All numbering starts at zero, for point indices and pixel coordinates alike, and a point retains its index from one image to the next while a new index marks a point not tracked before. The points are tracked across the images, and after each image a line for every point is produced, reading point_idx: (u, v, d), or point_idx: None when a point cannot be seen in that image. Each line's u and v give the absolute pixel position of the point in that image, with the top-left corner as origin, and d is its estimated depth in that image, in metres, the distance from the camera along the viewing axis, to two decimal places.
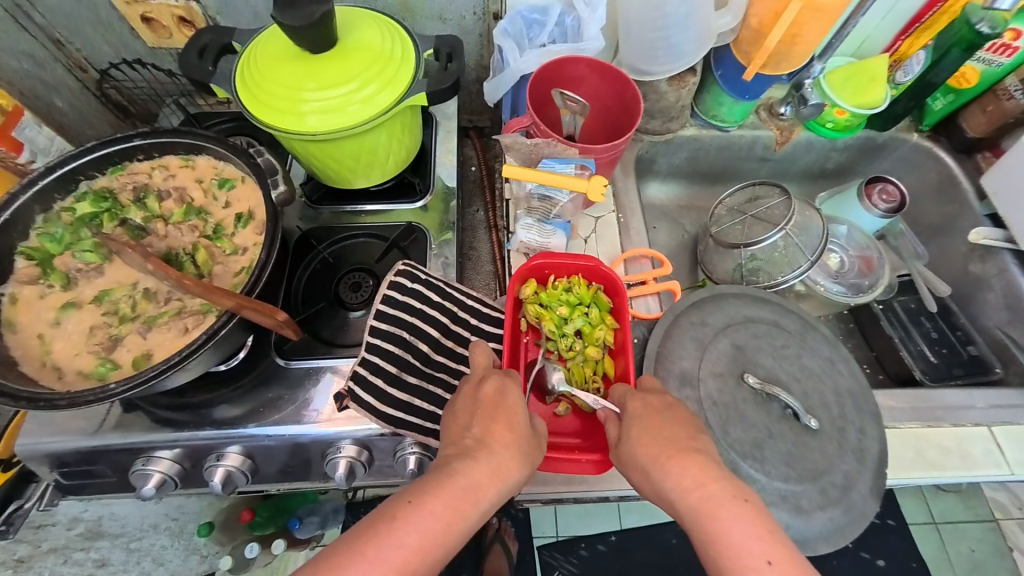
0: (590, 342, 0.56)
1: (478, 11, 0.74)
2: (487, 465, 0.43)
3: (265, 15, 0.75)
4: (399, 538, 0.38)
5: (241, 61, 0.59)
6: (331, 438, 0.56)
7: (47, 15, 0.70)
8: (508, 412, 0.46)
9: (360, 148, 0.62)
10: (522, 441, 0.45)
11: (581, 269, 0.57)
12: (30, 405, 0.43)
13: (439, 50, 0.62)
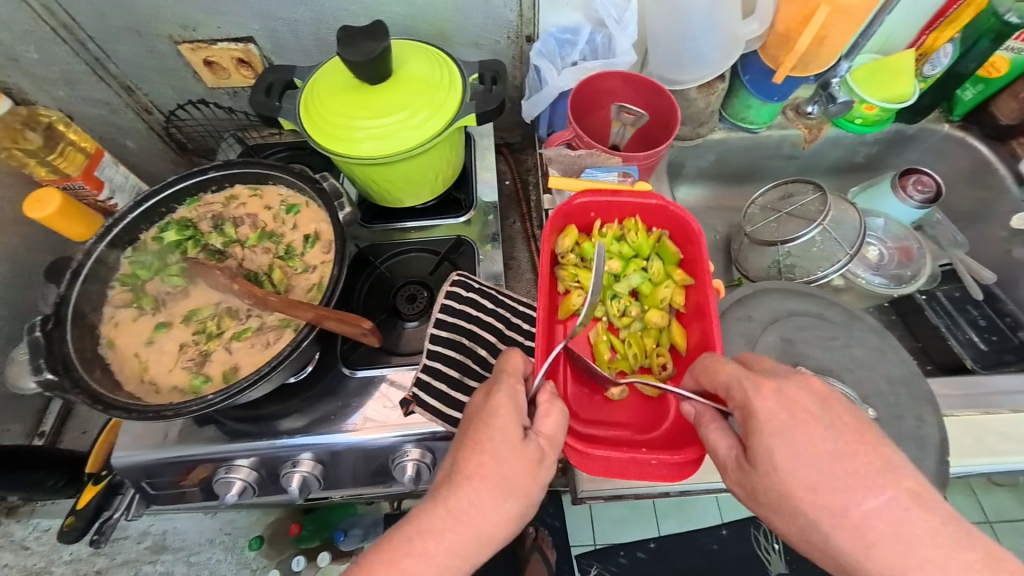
0: (654, 303, 0.59)
1: (511, 35, 0.78)
2: (441, 505, 0.42)
3: (315, 53, 0.80)
4: None
5: (303, 95, 0.64)
6: (398, 442, 0.59)
7: (120, 65, 0.78)
8: (475, 436, 0.45)
9: (408, 169, 0.66)
10: (494, 467, 0.43)
11: (636, 209, 0.60)
12: (139, 417, 0.47)
13: (483, 75, 0.65)
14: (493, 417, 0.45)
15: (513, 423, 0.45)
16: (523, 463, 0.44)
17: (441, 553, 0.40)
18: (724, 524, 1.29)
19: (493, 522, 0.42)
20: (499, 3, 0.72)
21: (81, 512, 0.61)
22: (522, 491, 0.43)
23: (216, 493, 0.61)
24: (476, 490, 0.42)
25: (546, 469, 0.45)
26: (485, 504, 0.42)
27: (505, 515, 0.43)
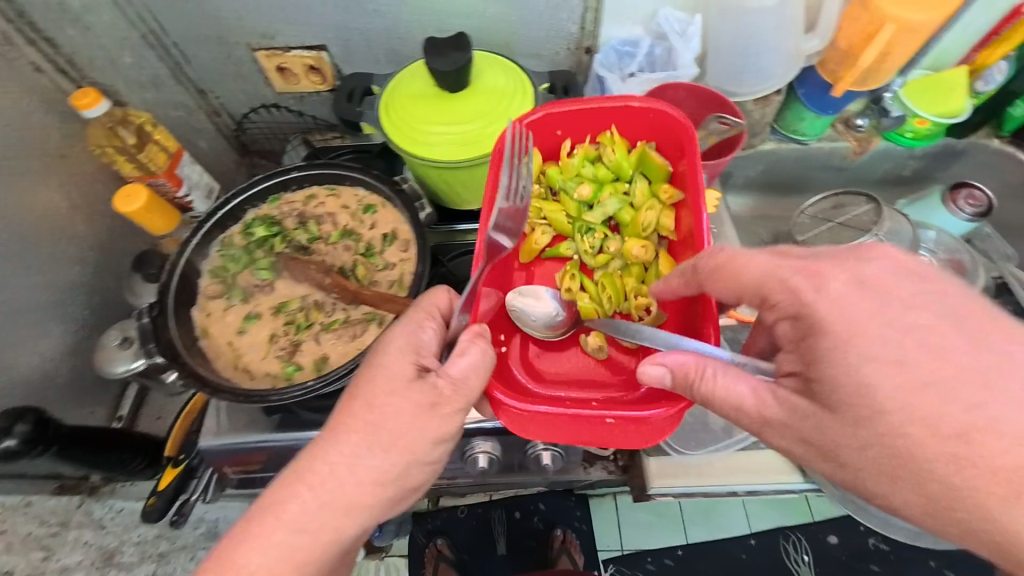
0: (636, 229, 0.62)
1: (571, 47, 0.80)
2: (325, 455, 0.44)
3: (382, 61, 0.84)
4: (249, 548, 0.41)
5: (382, 100, 0.67)
6: (469, 435, 0.59)
7: (198, 71, 0.82)
8: (363, 388, 0.47)
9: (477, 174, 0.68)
10: (367, 417, 0.45)
11: (610, 121, 0.62)
12: (244, 401, 0.50)
13: (554, 85, 0.69)
14: (378, 367, 0.47)
15: (404, 366, 0.47)
16: (399, 413, 0.45)
17: (332, 492, 0.43)
18: (753, 533, 1.29)
19: (344, 485, 0.44)
20: (564, 16, 0.75)
21: (162, 493, 0.63)
22: (387, 447, 0.45)
23: None
24: (356, 440, 0.44)
25: (434, 416, 0.47)
26: (341, 463, 0.44)
27: (373, 471, 0.45)
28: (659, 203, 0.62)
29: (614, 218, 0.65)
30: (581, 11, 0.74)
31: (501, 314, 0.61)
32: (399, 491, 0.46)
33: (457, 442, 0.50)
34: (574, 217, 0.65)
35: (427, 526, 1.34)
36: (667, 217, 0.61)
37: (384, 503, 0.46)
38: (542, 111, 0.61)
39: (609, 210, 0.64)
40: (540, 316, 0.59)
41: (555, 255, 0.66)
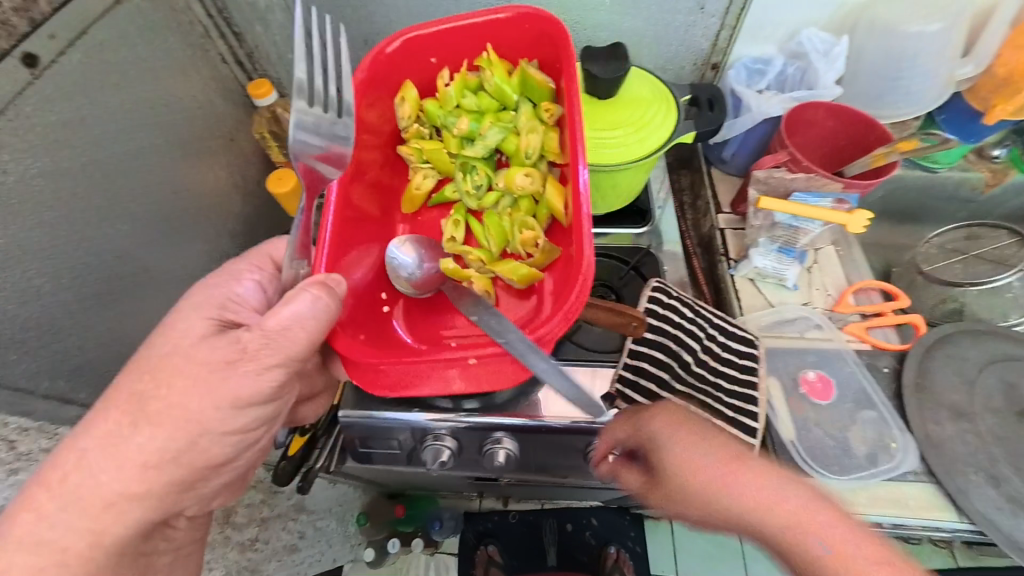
0: (518, 165, 0.62)
1: (698, 62, 0.81)
2: (114, 414, 0.41)
3: None
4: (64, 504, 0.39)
5: None
6: (600, 434, 0.60)
7: None
8: (161, 349, 0.44)
9: (605, 180, 0.68)
10: (179, 379, 0.42)
11: (454, 40, 0.63)
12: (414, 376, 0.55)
13: (699, 97, 0.68)
14: (167, 335, 0.45)
15: (201, 325, 0.45)
16: (189, 374, 0.42)
17: (112, 456, 0.40)
18: None
19: (114, 475, 0.40)
20: (699, 33, 0.77)
21: (290, 461, 0.66)
22: (161, 420, 0.42)
23: (419, 459, 0.65)
24: (114, 403, 0.41)
25: (236, 377, 0.44)
26: (102, 455, 0.40)
27: (150, 453, 0.41)
28: (542, 124, 0.62)
29: (502, 150, 0.65)
30: (717, 29, 0.76)
31: (383, 265, 0.62)
32: (183, 469, 0.43)
33: (265, 405, 0.47)
34: (456, 156, 0.65)
35: (480, 527, 1.32)
36: (548, 144, 0.61)
37: (169, 482, 0.43)
38: (402, 41, 0.61)
39: (492, 143, 0.63)
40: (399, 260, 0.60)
41: (442, 199, 0.68)
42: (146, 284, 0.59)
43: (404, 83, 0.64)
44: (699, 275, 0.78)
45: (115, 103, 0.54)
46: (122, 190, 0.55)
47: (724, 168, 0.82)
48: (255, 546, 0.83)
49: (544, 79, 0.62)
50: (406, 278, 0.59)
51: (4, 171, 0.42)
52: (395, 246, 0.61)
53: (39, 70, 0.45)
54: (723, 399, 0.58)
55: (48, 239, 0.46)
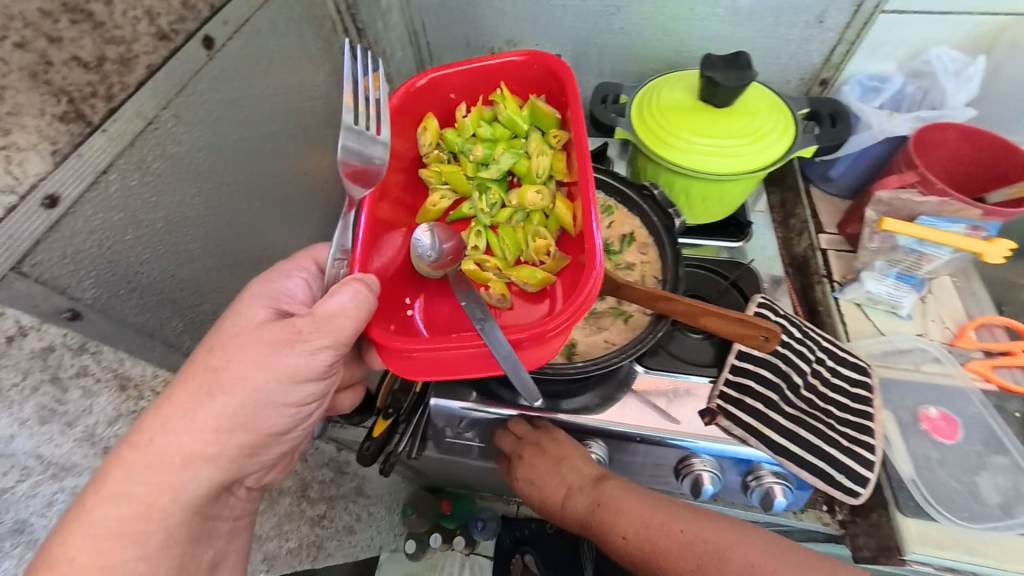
0: (530, 183, 0.60)
1: (806, 77, 0.79)
2: (187, 398, 0.41)
3: (606, 74, 0.84)
4: (132, 480, 0.39)
5: (635, 110, 0.68)
6: (692, 451, 0.59)
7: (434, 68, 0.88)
8: (226, 343, 0.43)
9: (711, 191, 0.67)
10: (246, 363, 0.42)
11: (461, 78, 0.62)
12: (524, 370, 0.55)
13: (817, 111, 0.67)
14: (231, 316, 0.44)
15: (257, 311, 0.45)
16: (254, 348, 0.42)
17: (191, 430, 0.41)
18: None
19: (182, 441, 0.40)
20: (812, 48, 0.75)
21: (374, 441, 0.68)
22: (228, 389, 0.42)
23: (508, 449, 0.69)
24: (187, 387, 0.41)
25: (297, 356, 0.43)
26: (173, 421, 0.40)
27: (216, 422, 0.41)
28: (551, 149, 0.60)
29: (514, 172, 0.63)
30: (834, 43, 0.73)
31: (406, 269, 0.58)
32: (248, 437, 0.43)
33: (326, 382, 0.46)
34: (472, 177, 0.62)
35: (516, 534, 1.32)
36: (558, 162, 0.60)
37: (236, 451, 0.43)
38: (425, 77, 0.60)
39: (506, 166, 0.62)
40: (427, 243, 0.58)
41: (460, 217, 0.64)
42: (265, 259, 0.63)
43: (425, 117, 0.62)
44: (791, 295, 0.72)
45: (262, 88, 0.58)
46: (258, 168, 0.59)
47: (825, 187, 0.79)
48: (323, 522, 0.87)
49: (552, 109, 0.61)
50: (429, 261, 0.58)
51: (180, 141, 0.46)
52: (425, 230, 0.59)
53: (213, 51, 0.49)
54: (839, 428, 0.55)
55: (202, 208, 0.50)
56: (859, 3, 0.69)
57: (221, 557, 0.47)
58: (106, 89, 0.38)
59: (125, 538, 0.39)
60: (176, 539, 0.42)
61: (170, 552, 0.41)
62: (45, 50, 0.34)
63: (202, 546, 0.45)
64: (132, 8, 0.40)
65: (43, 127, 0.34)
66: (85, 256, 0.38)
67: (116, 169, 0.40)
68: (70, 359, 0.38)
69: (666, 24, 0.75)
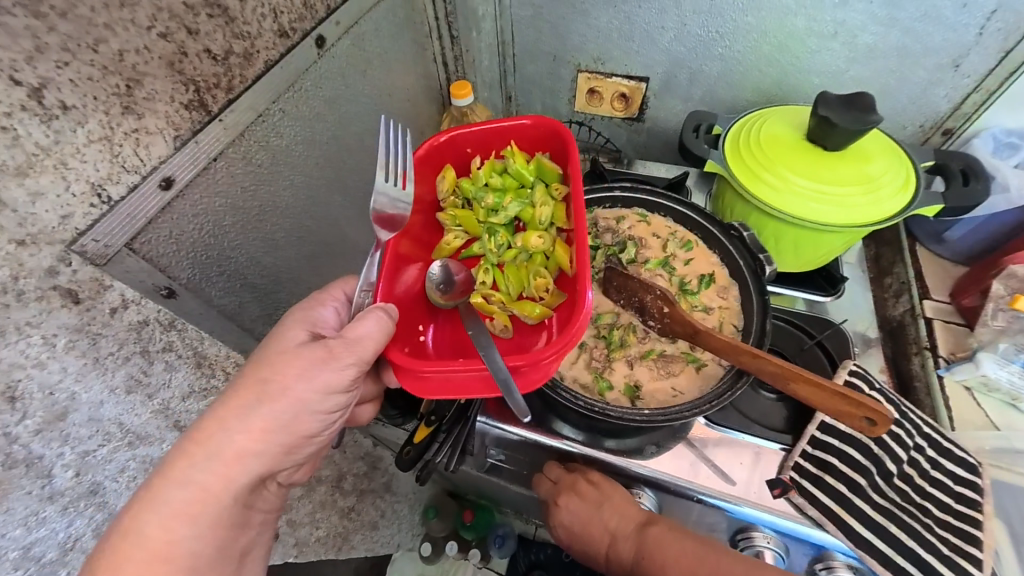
0: (536, 229, 0.59)
1: (927, 125, 0.71)
2: (232, 408, 0.42)
3: (696, 101, 0.80)
4: (185, 479, 0.40)
5: (730, 145, 0.63)
6: (756, 522, 0.54)
7: (517, 79, 0.87)
8: (262, 362, 0.44)
9: (805, 239, 0.61)
10: (289, 379, 0.43)
11: (473, 141, 0.62)
12: (585, 409, 0.52)
13: (947, 163, 0.60)
14: (272, 337, 0.46)
15: (296, 333, 0.46)
16: (295, 364, 0.43)
17: (239, 439, 0.42)
18: None
19: (233, 438, 0.41)
20: (941, 92, 0.67)
21: (414, 448, 0.68)
22: (277, 394, 0.43)
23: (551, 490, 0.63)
24: (236, 396, 0.42)
25: (331, 373, 0.44)
26: (229, 419, 0.42)
27: (265, 424, 0.43)
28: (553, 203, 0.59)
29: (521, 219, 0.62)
30: (969, 91, 0.66)
31: (419, 300, 0.58)
32: (286, 440, 0.44)
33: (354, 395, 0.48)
34: (483, 219, 0.62)
35: (531, 557, 1.27)
36: (562, 212, 0.59)
37: (276, 451, 0.44)
38: (445, 132, 0.61)
39: (513, 213, 0.61)
40: (439, 275, 0.59)
41: (472, 256, 0.63)
42: (337, 253, 0.64)
43: (443, 167, 0.63)
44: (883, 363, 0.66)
45: (359, 88, 0.59)
46: (345, 165, 0.60)
47: (936, 247, 0.70)
48: (349, 514, 0.87)
49: (557, 166, 0.60)
50: (440, 291, 0.58)
51: (283, 135, 0.47)
52: (438, 262, 0.60)
53: (323, 50, 0.50)
54: (937, 530, 0.49)
55: (291, 200, 0.51)
56: (1009, 49, 0.61)
57: (257, 546, 0.47)
58: (228, 81, 0.40)
59: (178, 521, 0.39)
60: (216, 529, 0.42)
61: (218, 533, 0.42)
62: (183, 42, 0.35)
63: (244, 528, 0.44)
64: (261, 5, 0.41)
65: (171, 114, 0.36)
66: (187, 238, 0.40)
67: (224, 157, 0.41)
68: (160, 334, 0.40)
69: (772, 54, 0.70)
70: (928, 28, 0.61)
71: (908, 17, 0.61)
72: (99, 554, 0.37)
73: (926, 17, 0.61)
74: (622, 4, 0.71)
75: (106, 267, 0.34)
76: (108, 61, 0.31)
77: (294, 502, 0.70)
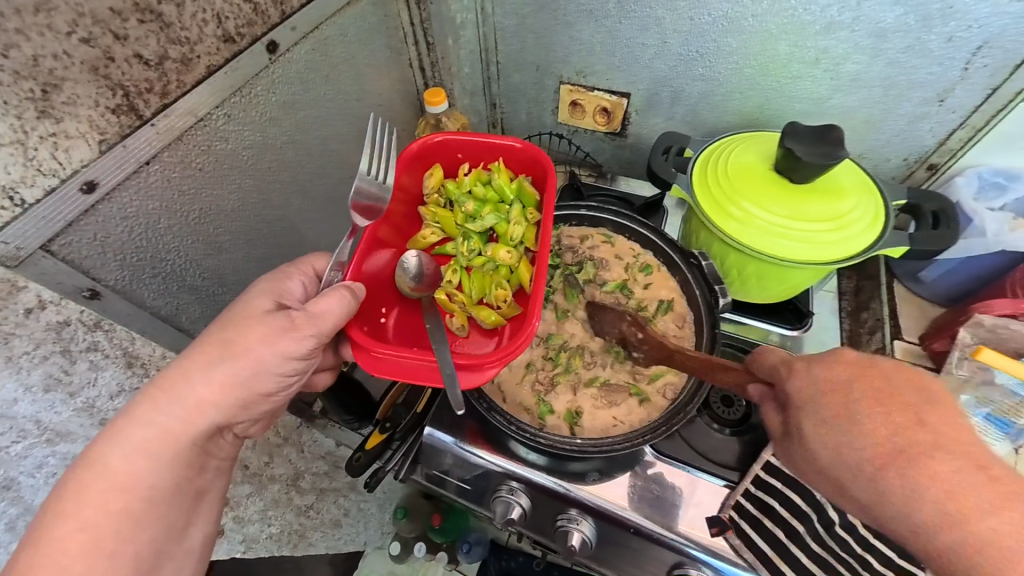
0: (508, 240, 0.59)
1: (912, 159, 0.68)
2: (200, 358, 0.41)
3: (678, 121, 0.78)
4: (146, 421, 0.39)
5: (713, 160, 0.62)
6: (688, 559, 0.53)
7: (501, 88, 0.86)
8: (229, 316, 0.44)
9: (772, 271, 0.59)
10: (252, 338, 0.42)
11: (462, 148, 0.62)
12: (516, 433, 0.51)
13: (918, 206, 0.58)
14: (244, 296, 0.46)
15: (261, 301, 0.45)
16: (257, 327, 0.42)
17: (201, 391, 0.41)
18: None
19: (201, 385, 0.41)
20: (926, 127, 0.64)
21: (364, 453, 0.67)
22: (240, 353, 0.42)
23: (490, 509, 0.61)
24: (201, 348, 0.42)
25: (292, 342, 0.43)
26: (194, 371, 0.41)
27: (228, 378, 0.42)
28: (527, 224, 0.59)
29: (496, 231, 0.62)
30: (954, 126, 0.63)
31: (388, 287, 0.57)
32: (246, 395, 0.43)
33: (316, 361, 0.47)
34: (460, 223, 0.61)
35: (502, 564, 1.25)
36: (532, 234, 0.59)
37: (235, 406, 0.43)
38: (440, 133, 0.60)
39: (488, 224, 0.60)
40: (412, 266, 0.56)
41: (444, 254, 0.63)
42: (297, 256, 0.64)
43: (430, 166, 0.62)
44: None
45: (321, 92, 0.58)
46: (305, 168, 0.59)
47: (914, 287, 0.68)
48: (308, 512, 0.86)
49: (538, 191, 0.60)
50: (411, 283, 0.56)
51: (229, 138, 0.47)
52: (414, 253, 0.57)
53: (276, 55, 0.50)
54: None
55: (239, 202, 0.51)
56: (996, 86, 0.58)
57: (213, 491, 0.46)
58: (162, 86, 0.40)
59: (139, 458, 0.39)
60: (174, 468, 0.41)
61: (178, 473, 0.41)
62: (109, 47, 0.35)
63: (201, 472, 0.44)
64: (202, 10, 0.41)
65: (95, 118, 0.36)
66: (114, 241, 0.40)
67: (158, 161, 0.41)
68: (83, 334, 0.40)
69: (754, 77, 0.68)
70: (912, 60, 0.59)
71: (892, 48, 0.59)
72: (64, 476, 0.38)
73: (910, 49, 0.58)
74: (603, 18, 0.70)
75: (19, 269, 0.34)
76: (21, 66, 0.31)
77: (243, 500, 0.68)
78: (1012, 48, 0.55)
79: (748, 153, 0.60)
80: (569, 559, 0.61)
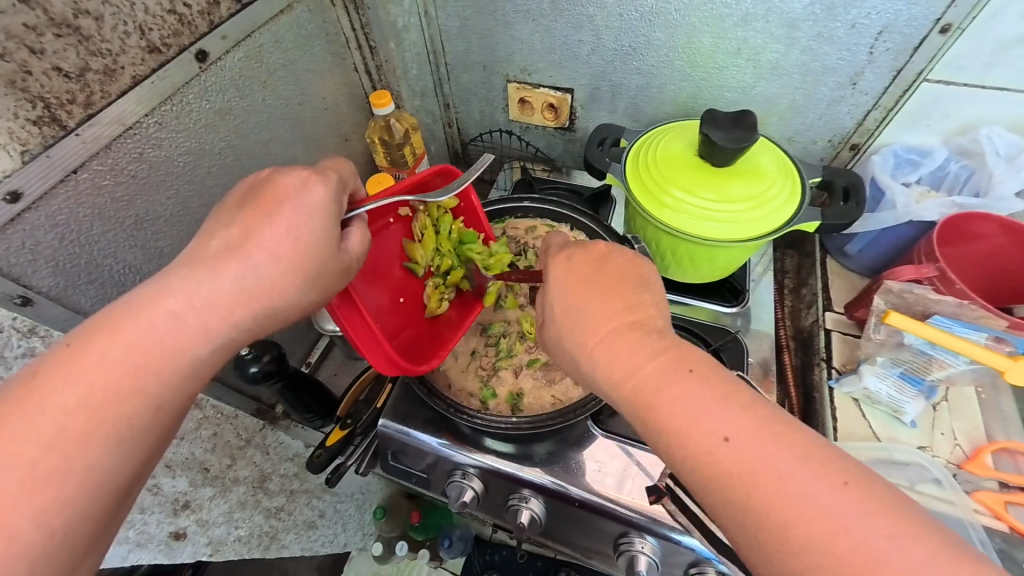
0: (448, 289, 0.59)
1: (836, 140, 0.72)
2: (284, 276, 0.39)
3: (620, 113, 0.81)
4: (218, 323, 0.36)
5: (661, 142, 0.64)
6: (631, 529, 0.55)
7: (453, 88, 0.88)
8: (298, 227, 0.39)
9: (694, 251, 0.63)
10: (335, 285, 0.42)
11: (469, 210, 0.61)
12: (453, 412, 0.55)
13: (831, 183, 0.63)
14: (299, 193, 0.40)
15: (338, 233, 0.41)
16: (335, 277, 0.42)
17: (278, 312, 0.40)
18: None
19: (279, 305, 0.39)
20: (844, 109, 0.68)
21: (327, 448, 0.66)
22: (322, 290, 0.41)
23: (446, 493, 0.63)
24: (286, 272, 0.39)
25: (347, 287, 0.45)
26: (279, 288, 0.39)
27: (301, 303, 0.40)
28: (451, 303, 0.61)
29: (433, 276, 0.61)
30: (869, 107, 0.67)
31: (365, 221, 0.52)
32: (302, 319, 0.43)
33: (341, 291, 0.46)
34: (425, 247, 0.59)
35: (486, 559, 1.23)
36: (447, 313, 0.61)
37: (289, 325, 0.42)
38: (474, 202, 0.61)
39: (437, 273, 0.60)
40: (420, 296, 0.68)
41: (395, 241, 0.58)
42: None
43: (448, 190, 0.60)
44: (784, 371, 0.67)
45: (259, 98, 0.60)
46: (248, 172, 0.61)
47: (843, 261, 0.72)
48: (278, 514, 0.86)
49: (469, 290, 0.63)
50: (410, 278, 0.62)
51: (161, 146, 0.49)
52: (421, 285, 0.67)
53: (206, 64, 0.51)
54: None
55: (178, 208, 0.52)
56: (900, 68, 0.62)
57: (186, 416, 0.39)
58: (85, 97, 0.41)
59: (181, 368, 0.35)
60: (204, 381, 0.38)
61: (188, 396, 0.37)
62: (25, 61, 0.37)
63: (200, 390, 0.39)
64: (123, 23, 0.43)
65: (15, 129, 0.37)
66: (45, 248, 0.41)
67: (87, 170, 0.42)
68: (18, 341, 0.40)
69: (685, 69, 0.71)
70: (823, 47, 0.62)
71: (804, 36, 0.62)
72: None
73: (819, 37, 0.62)
74: (540, 17, 0.72)
75: None
76: None
77: (206, 502, 0.68)
78: (909, 32, 0.58)
79: (684, 144, 0.63)
80: (524, 538, 0.63)
